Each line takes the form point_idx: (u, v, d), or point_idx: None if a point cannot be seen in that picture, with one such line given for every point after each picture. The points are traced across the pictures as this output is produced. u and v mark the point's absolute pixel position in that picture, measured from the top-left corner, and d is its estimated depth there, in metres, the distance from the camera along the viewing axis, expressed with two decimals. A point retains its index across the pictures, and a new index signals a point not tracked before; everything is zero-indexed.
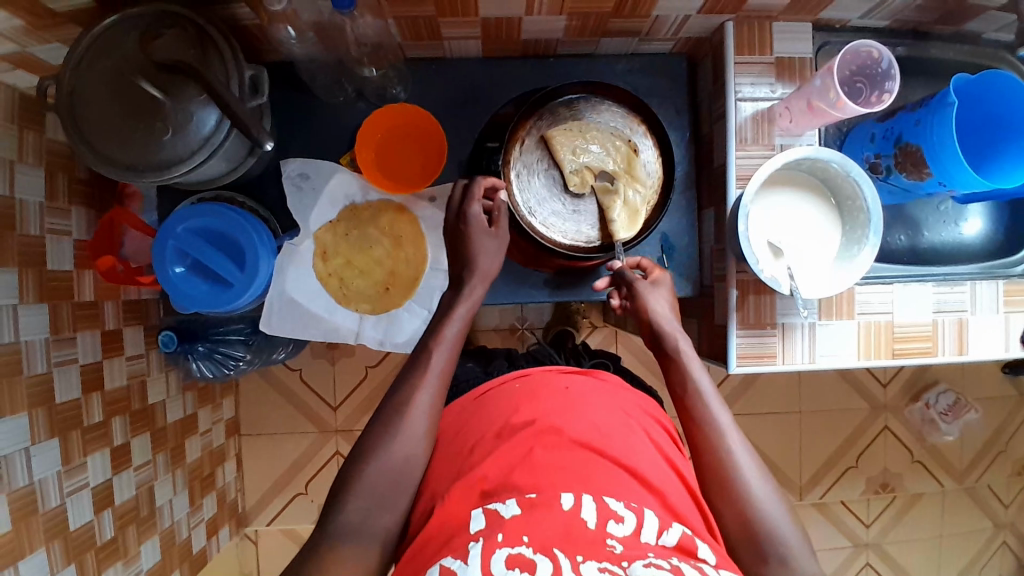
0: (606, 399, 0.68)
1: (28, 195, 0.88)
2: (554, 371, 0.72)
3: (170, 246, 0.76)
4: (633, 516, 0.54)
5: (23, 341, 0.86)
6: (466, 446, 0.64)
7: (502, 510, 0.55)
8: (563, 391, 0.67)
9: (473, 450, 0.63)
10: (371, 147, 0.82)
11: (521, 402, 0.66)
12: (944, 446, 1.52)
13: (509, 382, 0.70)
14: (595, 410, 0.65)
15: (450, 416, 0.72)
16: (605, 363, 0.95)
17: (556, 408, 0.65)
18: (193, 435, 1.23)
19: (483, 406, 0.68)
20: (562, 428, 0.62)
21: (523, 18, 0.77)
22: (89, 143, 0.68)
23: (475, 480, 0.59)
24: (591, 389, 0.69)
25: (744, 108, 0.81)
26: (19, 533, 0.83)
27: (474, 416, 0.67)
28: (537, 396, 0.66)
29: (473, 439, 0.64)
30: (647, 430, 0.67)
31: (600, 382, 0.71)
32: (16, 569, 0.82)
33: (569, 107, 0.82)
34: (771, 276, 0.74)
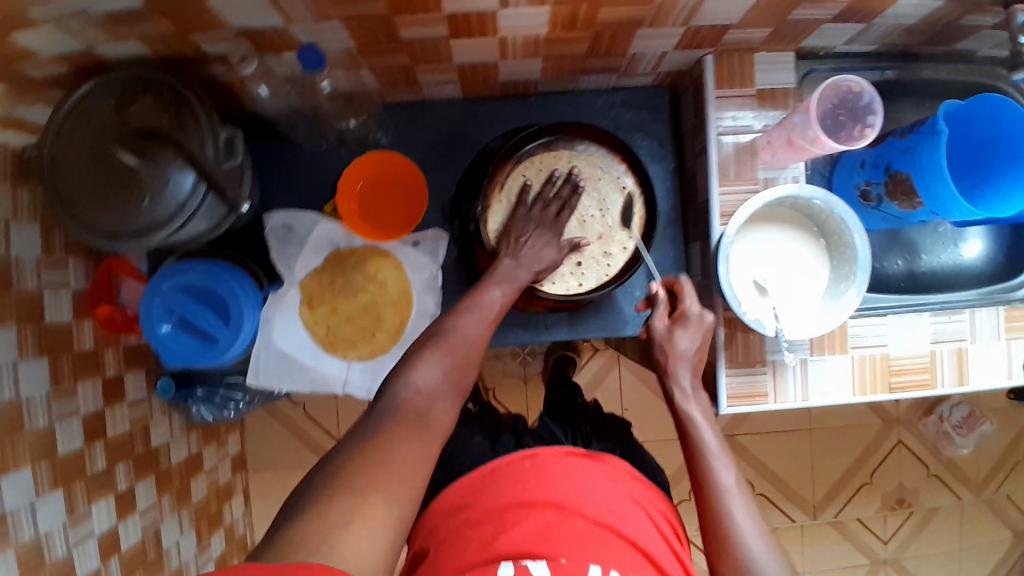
0: (615, 481, 0.70)
1: (24, 251, 0.88)
2: (561, 451, 0.72)
3: (156, 304, 0.76)
4: None
5: (23, 397, 0.87)
6: (469, 513, 0.66)
7: (533, 567, 0.58)
8: (573, 471, 0.69)
9: (482, 522, 0.64)
10: (353, 199, 0.83)
11: (534, 477, 0.67)
12: (960, 459, 1.48)
13: (517, 461, 0.70)
14: (606, 492, 0.68)
15: (451, 488, 0.70)
16: (614, 449, 0.87)
17: (569, 485, 0.67)
18: (198, 475, 1.24)
19: (493, 479, 0.69)
20: (580, 508, 0.65)
21: (499, 63, 0.77)
22: (71, 210, 0.68)
23: (492, 548, 0.61)
24: (600, 469, 0.71)
25: (726, 141, 0.80)
26: None
27: (481, 492, 0.68)
28: (548, 476, 0.67)
29: (482, 510, 0.65)
30: (652, 516, 0.70)
31: (608, 467, 0.71)
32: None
33: (545, 146, 0.81)
34: (755, 317, 0.73)
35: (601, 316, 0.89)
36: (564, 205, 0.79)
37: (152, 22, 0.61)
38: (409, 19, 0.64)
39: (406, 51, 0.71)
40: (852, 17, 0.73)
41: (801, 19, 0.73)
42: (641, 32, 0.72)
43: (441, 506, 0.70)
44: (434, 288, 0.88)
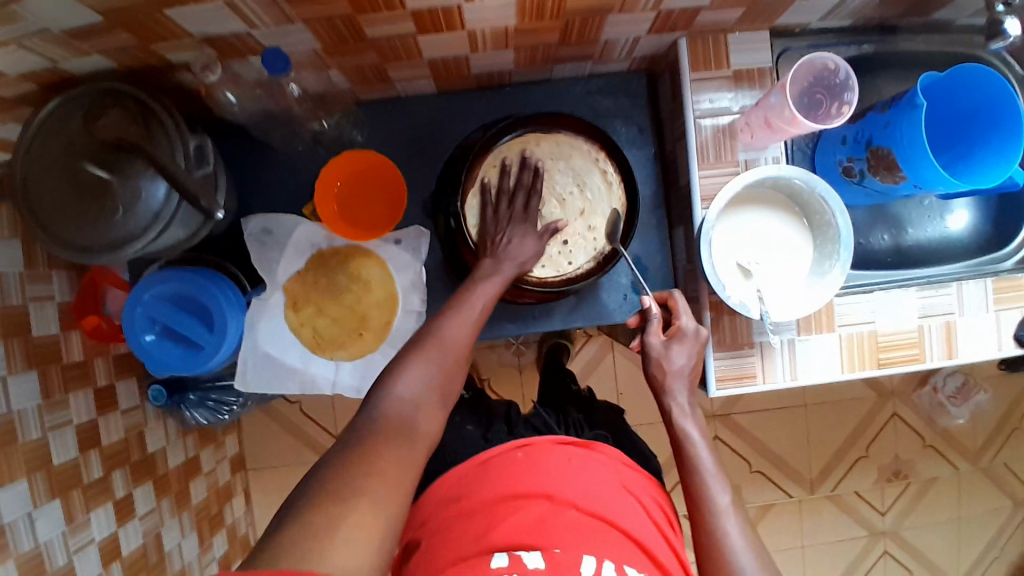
0: (606, 473, 0.70)
1: (6, 267, 0.89)
2: (553, 441, 0.73)
3: (138, 314, 0.76)
4: None
5: (15, 411, 0.87)
6: (460, 506, 0.66)
7: (526, 558, 0.58)
8: (564, 463, 0.69)
9: (475, 513, 0.64)
10: (331, 201, 0.82)
11: (529, 469, 0.68)
12: (956, 429, 1.49)
13: (510, 452, 0.71)
14: (598, 483, 0.68)
15: (446, 479, 0.71)
16: (606, 434, 0.87)
17: (564, 478, 0.67)
18: (197, 477, 1.25)
19: (487, 470, 0.69)
20: (573, 500, 0.65)
21: (470, 56, 0.76)
22: (44, 227, 0.68)
23: (487, 535, 0.61)
24: (591, 459, 0.71)
25: (704, 124, 0.79)
26: None
27: (474, 484, 0.68)
28: (543, 468, 0.68)
29: (475, 501, 0.66)
30: (647, 507, 0.69)
31: (599, 456, 0.72)
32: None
33: (517, 134, 0.80)
34: (739, 300, 0.72)
35: (587, 306, 0.89)
36: (528, 192, 0.78)
37: (113, 34, 0.60)
38: (372, 17, 0.63)
39: (374, 49, 0.70)
40: None
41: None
42: (611, 18, 0.71)
43: (434, 499, 0.70)
44: (418, 287, 0.87)
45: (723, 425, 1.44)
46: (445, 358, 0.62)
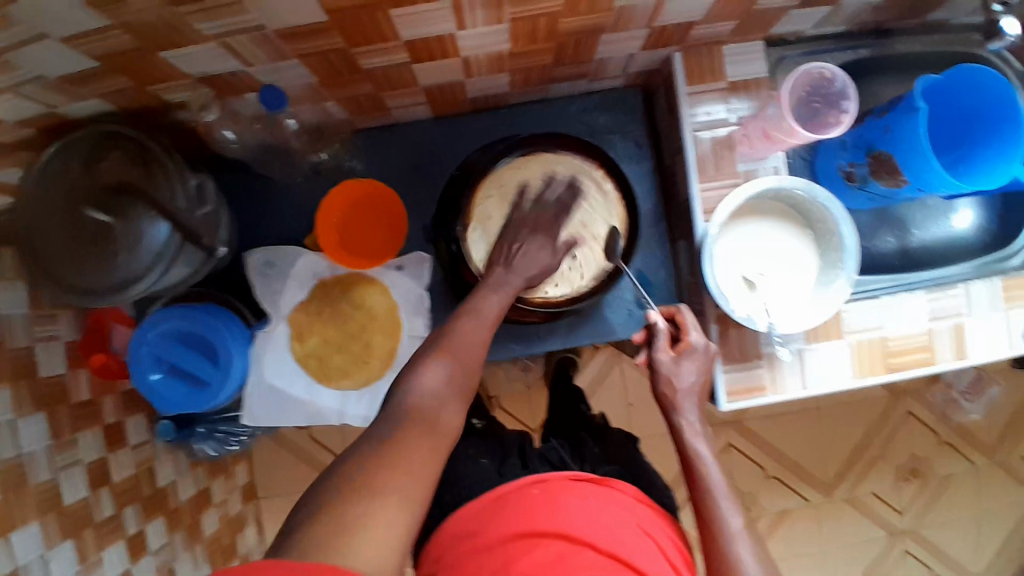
0: (622, 512, 0.69)
1: (12, 311, 0.88)
2: (568, 477, 0.72)
3: (144, 353, 0.76)
4: None
5: (24, 453, 0.87)
6: (475, 542, 0.66)
7: None
8: (582, 499, 0.68)
9: (492, 550, 0.64)
10: (331, 230, 0.82)
11: (545, 507, 0.66)
12: (972, 425, 1.48)
13: (527, 487, 0.70)
14: (615, 523, 0.67)
15: (460, 514, 0.70)
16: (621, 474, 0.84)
17: (579, 515, 0.66)
18: (209, 509, 1.24)
19: (502, 506, 0.68)
20: (591, 540, 0.63)
21: (466, 80, 0.76)
22: (47, 273, 0.67)
23: (506, 573, 0.61)
24: (607, 498, 0.70)
25: (703, 137, 0.78)
26: None
27: (490, 519, 0.67)
28: (558, 506, 0.66)
29: (491, 538, 0.65)
30: (662, 546, 0.68)
31: (613, 493, 0.71)
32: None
33: (517, 155, 0.80)
34: (746, 314, 0.71)
35: (594, 321, 0.88)
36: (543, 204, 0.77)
37: (111, 79, 0.60)
38: (366, 49, 0.63)
39: (369, 79, 0.70)
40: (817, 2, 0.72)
41: (769, 8, 0.71)
42: (604, 38, 0.72)
43: (448, 534, 0.69)
44: (420, 312, 0.87)
45: (736, 432, 1.43)
46: (464, 360, 0.60)
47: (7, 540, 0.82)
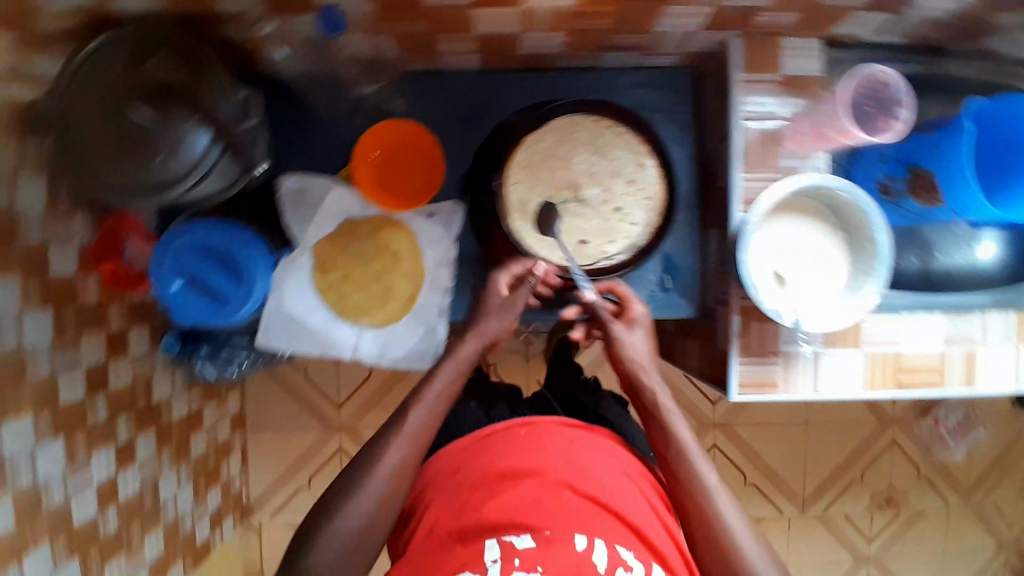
0: (605, 459, 0.72)
1: (27, 207, 0.87)
2: (557, 422, 0.76)
3: (167, 262, 0.77)
4: (640, 566, 0.63)
5: (26, 347, 0.87)
6: (460, 475, 0.70)
7: (516, 541, 0.62)
8: (566, 444, 0.72)
9: (473, 488, 0.68)
10: (368, 164, 0.82)
11: (530, 450, 0.71)
12: (953, 464, 1.49)
13: (513, 428, 0.74)
14: (597, 469, 0.70)
15: (447, 448, 0.74)
16: None
17: (561, 459, 0.70)
18: (198, 431, 1.25)
19: (489, 445, 0.72)
20: (570, 484, 0.67)
21: (521, 35, 0.74)
22: (82, 166, 0.68)
23: (479, 514, 0.65)
24: (591, 443, 0.74)
25: (749, 127, 0.77)
26: (22, 532, 0.85)
27: (474, 456, 0.72)
28: (543, 447, 0.71)
29: (473, 473, 0.70)
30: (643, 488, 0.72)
31: (597, 441, 0.74)
32: (19, 564, 0.85)
33: (564, 117, 0.77)
34: (773, 307, 0.71)
35: None
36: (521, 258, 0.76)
37: None
38: None
39: (426, 19, 0.69)
40: (884, 8, 0.71)
41: (834, 8, 0.71)
42: (669, 10, 0.70)
43: (432, 469, 0.73)
44: (445, 263, 0.88)
45: (723, 434, 1.43)
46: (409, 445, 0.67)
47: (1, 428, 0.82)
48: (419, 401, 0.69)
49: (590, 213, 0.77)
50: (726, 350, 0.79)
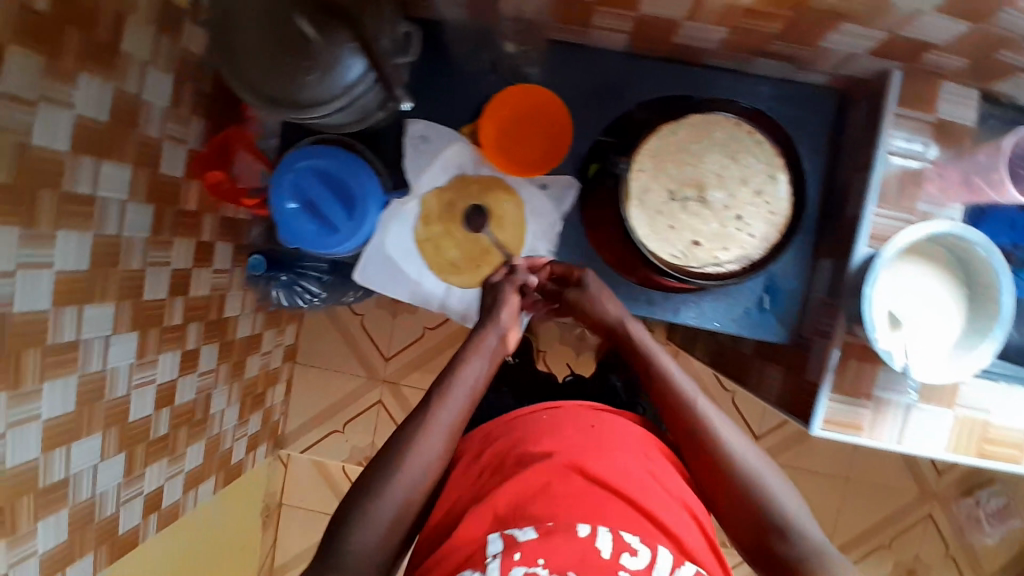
0: (630, 443, 0.70)
1: (153, 97, 0.91)
2: (585, 406, 0.74)
3: (287, 181, 0.78)
4: (647, 551, 0.59)
5: (124, 236, 0.90)
6: (487, 452, 0.71)
7: (519, 534, 0.59)
8: (586, 429, 0.70)
9: (495, 471, 0.67)
10: (495, 123, 0.81)
11: (546, 432, 0.69)
12: (983, 550, 1.40)
13: (538, 413, 0.74)
14: (619, 455, 0.67)
15: (488, 427, 0.76)
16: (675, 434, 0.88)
17: (576, 441, 0.68)
18: (256, 353, 1.28)
19: (512, 427, 0.72)
20: (582, 466, 0.64)
21: (682, 23, 0.73)
22: (236, 67, 0.69)
23: (491, 501, 0.63)
24: (617, 427, 0.71)
25: (892, 161, 0.76)
26: (80, 415, 0.88)
27: (504, 435, 0.72)
28: (558, 432, 0.68)
29: (500, 450, 0.70)
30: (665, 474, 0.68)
31: (618, 428, 0.72)
32: (69, 448, 0.87)
33: (705, 114, 0.75)
34: (886, 348, 0.70)
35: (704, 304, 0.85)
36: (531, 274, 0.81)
37: None
38: None
39: None
40: None
41: (1004, 60, 0.68)
42: (845, 27, 0.69)
43: (478, 437, 0.75)
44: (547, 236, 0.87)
45: None
46: (432, 450, 0.66)
47: (83, 308, 0.85)
48: (444, 396, 0.69)
49: (710, 216, 0.75)
50: (818, 383, 0.77)
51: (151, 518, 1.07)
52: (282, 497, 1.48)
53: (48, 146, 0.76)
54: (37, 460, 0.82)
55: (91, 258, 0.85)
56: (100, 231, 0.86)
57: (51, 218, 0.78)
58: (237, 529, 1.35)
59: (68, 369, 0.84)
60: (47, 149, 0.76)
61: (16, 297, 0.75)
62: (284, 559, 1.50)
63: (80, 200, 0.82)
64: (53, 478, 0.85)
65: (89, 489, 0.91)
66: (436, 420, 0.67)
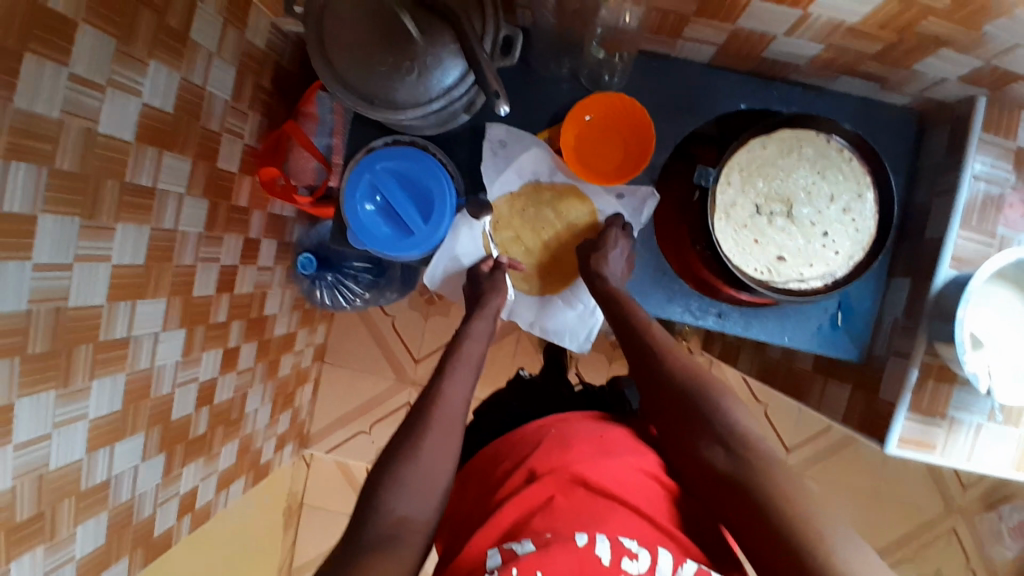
0: (636, 450, 0.68)
1: (217, 90, 0.89)
2: (588, 420, 0.73)
3: (365, 179, 0.78)
4: (647, 555, 0.57)
5: (181, 229, 0.87)
6: (497, 469, 0.69)
7: (517, 548, 0.57)
8: (596, 438, 0.68)
9: (501, 485, 0.66)
10: (575, 128, 0.81)
11: (549, 445, 0.68)
12: (1001, 562, 1.42)
13: (547, 426, 0.72)
14: (624, 463, 0.65)
15: (493, 442, 0.75)
16: None
17: (581, 448, 0.67)
18: (289, 352, 1.27)
19: (520, 442, 0.70)
20: (585, 476, 0.63)
21: (778, 38, 0.73)
22: (330, 64, 0.68)
23: (497, 519, 0.61)
24: (624, 436, 0.70)
25: (976, 187, 0.75)
26: (127, 413, 0.83)
27: (511, 446, 0.71)
28: (568, 443, 0.67)
29: (508, 462, 0.69)
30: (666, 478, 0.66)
31: (621, 434, 0.70)
32: (112, 448, 0.82)
33: (794, 129, 0.75)
34: (973, 370, 0.69)
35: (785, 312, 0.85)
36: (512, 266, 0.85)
37: None
38: None
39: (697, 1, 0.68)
40: None
41: None
42: (943, 52, 0.68)
43: (476, 462, 0.74)
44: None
45: None
46: (448, 421, 0.65)
47: (136, 304, 0.81)
48: (454, 366, 0.70)
49: (796, 231, 0.74)
50: (895, 403, 0.77)
51: (185, 519, 1.03)
52: (303, 496, 1.48)
53: (116, 135, 0.71)
54: (82, 461, 0.77)
55: (147, 251, 0.81)
56: (158, 224, 0.82)
57: (111, 210, 0.73)
58: (261, 528, 1.33)
59: (117, 365, 0.80)
60: (115, 138, 0.71)
61: (72, 290, 0.70)
62: (303, 559, 1.50)
63: (142, 192, 0.78)
64: (95, 480, 0.80)
65: (129, 490, 0.87)
66: (451, 391, 0.67)
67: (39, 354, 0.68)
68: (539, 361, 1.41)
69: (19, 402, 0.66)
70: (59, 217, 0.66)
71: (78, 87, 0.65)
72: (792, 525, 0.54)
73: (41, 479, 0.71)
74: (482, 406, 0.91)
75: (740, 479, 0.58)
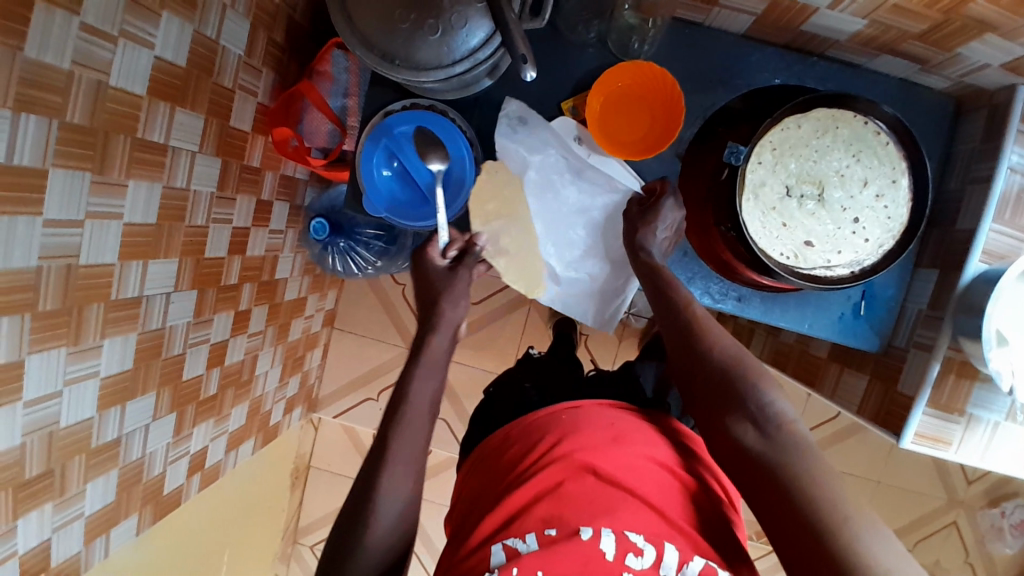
0: (649, 438, 0.66)
1: (230, 44, 0.86)
2: (604, 404, 0.72)
3: (383, 145, 0.79)
4: (653, 548, 0.55)
5: (192, 189, 0.85)
6: (506, 454, 0.68)
7: (520, 546, 0.56)
8: (607, 426, 0.67)
9: (514, 470, 0.65)
10: (600, 97, 0.80)
11: (560, 432, 0.66)
12: (1000, 558, 1.42)
13: (557, 413, 0.70)
14: (637, 450, 0.64)
15: (509, 424, 0.74)
16: None
17: (593, 437, 0.65)
18: (300, 316, 1.27)
19: (531, 429, 0.69)
20: (595, 466, 0.62)
21: (819, 10, 0.70)
22: (351, 20, 0.66)
23: (507, 503, 0.61)
24: (639, 426, 0.68)
25: (1013, 179, 0.72)
26: (138, 372, 0.83)
27: (524, 432, 0.69)
28: (579, 429, 0.66)
29: (523, 446, 0.67)
30: (678, 470, 0.64)
31: (637, 422, 0.68)
32: (123, 407, 0.82)
33: (833, 108, 0.72)
34: (997, 368, 0.68)
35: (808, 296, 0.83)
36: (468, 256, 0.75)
37: None
38: None
39: None
40: None
41: None
42: (988, 37, 0.65)
43: (488, 447, 0.73)
44: (592, 228, 0.86)
45: None
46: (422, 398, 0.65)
47: (147, 264, 0.79)
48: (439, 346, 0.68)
49: (826, 216, 0.73)
50: (914, 397, 0.75)
51: (194, 478, 1.04)
52: (310, 458, 1.50)
53: (128, 89, 0.69)
54: (93, 419, 0.77)
55: (159, 210, 0.79)
56: (169, 183, 0.80)
57: (123, 167, 0.71)
58: (268, 488, 1.35)
59: (130, 325, 0.79)
60: (127, 91, 0.69)
61: (83, 249, 0.69)
62: (310, 519, 1.53)
63: (154, 148, 0.76)
64: (106, 438, 0.80)
65: (140, 449, 0.88)
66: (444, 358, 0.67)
67: (50, 312, 0.67)
68: (548, 337, 1.40)
69: (30, 358, 0.66)
70: (70, 171, 0.64)
71: (89, 38, 0.63)
72: (815, 510, 0.51)
73: (51, 436, 0.71)
74: (494, 381, 0.91)
75: (768, 473, 0.55)
